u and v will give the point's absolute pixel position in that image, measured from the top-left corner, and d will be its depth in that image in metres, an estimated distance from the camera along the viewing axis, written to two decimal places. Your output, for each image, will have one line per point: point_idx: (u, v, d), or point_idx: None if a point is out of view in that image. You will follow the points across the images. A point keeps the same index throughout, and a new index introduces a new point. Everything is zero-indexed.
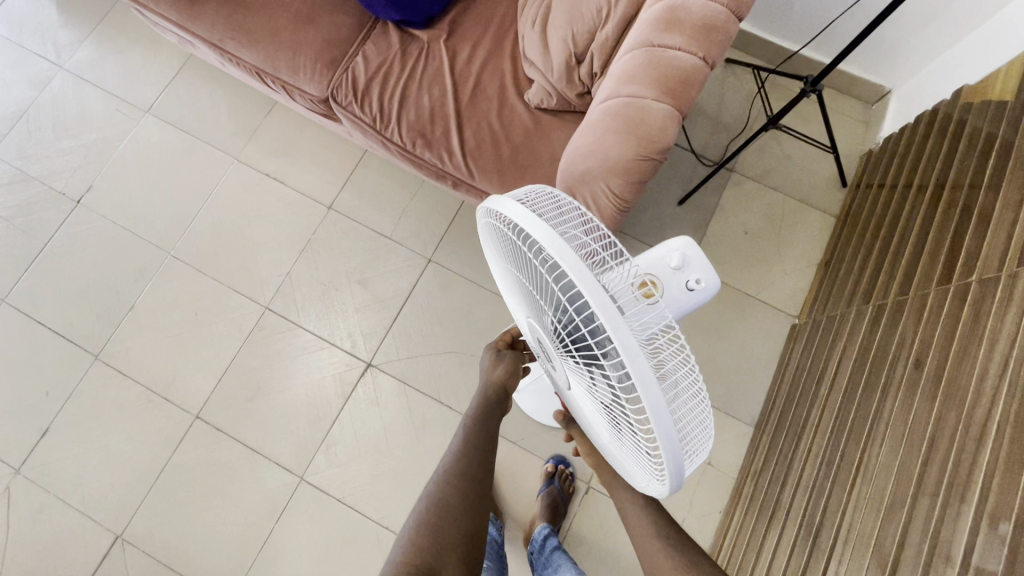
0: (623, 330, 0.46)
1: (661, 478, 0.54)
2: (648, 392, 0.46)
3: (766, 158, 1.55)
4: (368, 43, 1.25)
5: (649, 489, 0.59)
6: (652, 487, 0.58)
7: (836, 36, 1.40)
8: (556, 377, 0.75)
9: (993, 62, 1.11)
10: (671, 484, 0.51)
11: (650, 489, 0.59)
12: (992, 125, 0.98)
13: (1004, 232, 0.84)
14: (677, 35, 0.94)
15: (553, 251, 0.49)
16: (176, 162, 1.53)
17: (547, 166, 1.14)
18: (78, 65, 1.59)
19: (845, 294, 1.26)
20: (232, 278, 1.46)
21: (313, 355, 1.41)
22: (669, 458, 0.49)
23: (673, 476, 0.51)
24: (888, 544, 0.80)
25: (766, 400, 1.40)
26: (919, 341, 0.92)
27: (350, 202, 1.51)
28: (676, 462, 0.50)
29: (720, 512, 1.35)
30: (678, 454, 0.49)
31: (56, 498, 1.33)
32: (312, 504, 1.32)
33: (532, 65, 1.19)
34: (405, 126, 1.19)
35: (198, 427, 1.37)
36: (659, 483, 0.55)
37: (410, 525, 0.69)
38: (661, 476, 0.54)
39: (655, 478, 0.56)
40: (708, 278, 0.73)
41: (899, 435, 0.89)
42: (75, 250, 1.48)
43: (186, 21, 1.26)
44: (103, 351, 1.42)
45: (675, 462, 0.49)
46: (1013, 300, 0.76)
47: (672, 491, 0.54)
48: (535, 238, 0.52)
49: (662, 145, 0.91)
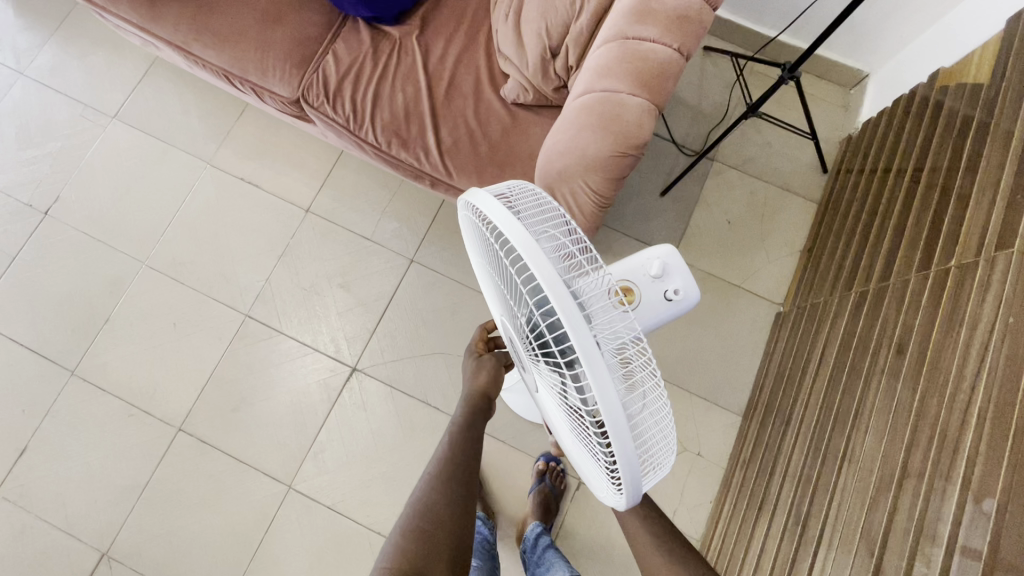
0: (586, 338, 0.45)
1: (619, 490, 0.54)
2: (607, 403, 0.45)
3: (747, 146, 1.54)
4: (338, 41, 1.22)
5: (607, 499, 0.58)
6: (611, 497, 0.57)
7: (812, 21, 1.40)
8: (529, 380, 0.75)
9: (969, 44, 1.10)
10: (628, 496, 0.51)
11: (609, 499, 0.58)
12: (968, 107, 0.98)
13: (982, 215, 0.84)
14: (651, 27, 0.93)
15: (526, 252, 0.48)
16: (147, 168, 1.49)
17: (525, 162, 1.12)
18: (40, 70, 1.54)
19: (828, 281, 1.26)
20: (209, 286, 1.43)
21: (297, 361, 1.39)
22: (624, 472, 0.48)
23: (630, 489, 0.50)
24: (876, 529, 0.80)
25: (754, 387, 1.40)
26: (902, 328, 0.93)
27: (328, 204, 1.48)
28: (633, 475, 0.49)
29: (710, 501, 1.36)
30: (634, 467, 0.48)
31: (38, 518, 1.30)
32: (301, 512, 1.31)
33: (508, 61, 1.17)
34: (380, 126, 1.16)
35: (182, 439, 1.35)
36: (617, 494, 0.55)
37: (397, 531, 0.67)
38: (619, 487, 0.54)
39: (612, 489, 0.56)
40: (686, 289, 0.76)
41: (884, 421, 0.89)
42: (47, 262, 1.44)
43: (148, 22, 1.22)
44: (80, 366, 1.38)
45: (631, 474, 0.49)
46: (992, 283, 0.76)
47: (630, 504, 0.53)
48: (511, 238, 0.51)
49: (639, 140, 0.90)
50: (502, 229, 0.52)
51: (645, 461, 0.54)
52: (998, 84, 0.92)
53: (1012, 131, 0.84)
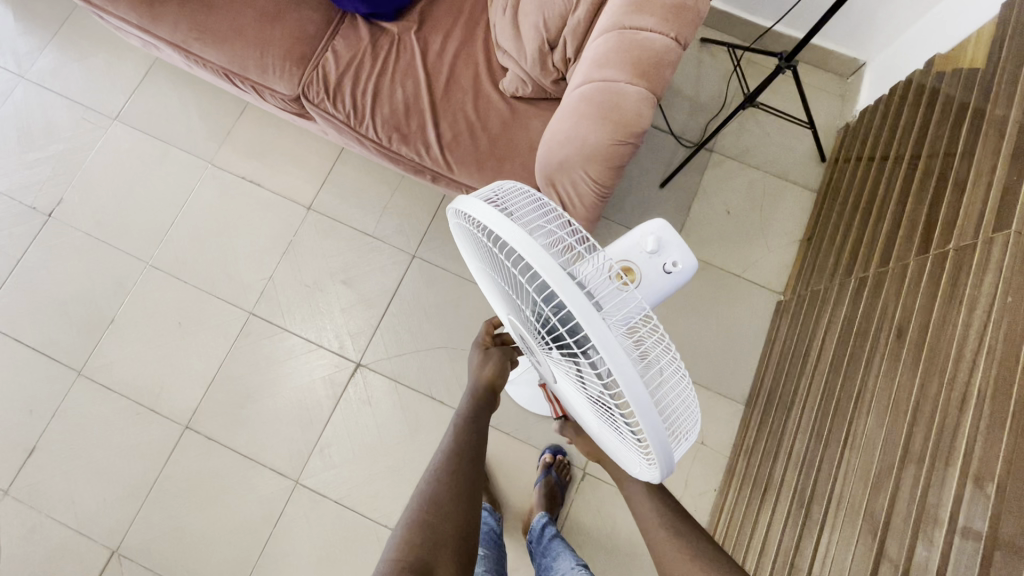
0: (598, 325, 0.45)
1: (651, 465, 0.55)
2: (629, 386, 0.46)
3: (746, 137, 1.55)
4: (337, 39, 1.23)
5: (640, 475, 0.59)
6: (644, 473, 0.58)
7: (808, 11, 1.41)
8: (543, 371, 0.75)
9: (963, 30, 1.11)
10: (662, 471, 0.52)
11: (642, 475, 0.59)
12: (964, 92, 0.98)
13: (979, 198, 0.85)
14: (648, 16, 0.94)
15: (524, 252, 0.49)
16: (149, 169, 1.50)
17: (526, 155, 1.13)
18: (40, 74, 1.55)
19: (828, 269, 1.27)
20: (213, 285, 1.44)
21: (302, 358, 1.40)
22: (656, 447, 0.49)
23: (663, 463, 0.51)
24: (878, 511, 0.81)
25: (756, 375, 1.41)
26: (901, 311, 0.93)
27: (330, 201, 1.49)
28: (666, 450, 0.50)
29: (714, 489, 1.37)
30: (665, 443, 0.49)
31: (48, 518, 1.31)
32: (309, 506, 1.32)
33: (506, 54, 1.18)
34: (381, 122, 1.17)
35: (189, 437, 1.36)
36: (650, 469, 0.55)
37: (403, 522, 0.68)
38: (651, 462, 0.54)
39: (644, 465, 0.56)
40: (684, 260, 0.78)
41: (885, 403, 0.90)
42: (51, 264, 1.45)
43: (148, 23, 1.23)
44: (86, 367, 1.39)
45: (663, 449, 0.50)
46: (990, 264, 0.77)
47: (664, 477, 0.54)
48: (504, 238, 0.51)
49: (638, 128, 0.90)
50: (495, 230, 0.52)
51: (674, 433, 0.55)
52: (993, 69, 0.92)
53: (1007, 116, 0.85)
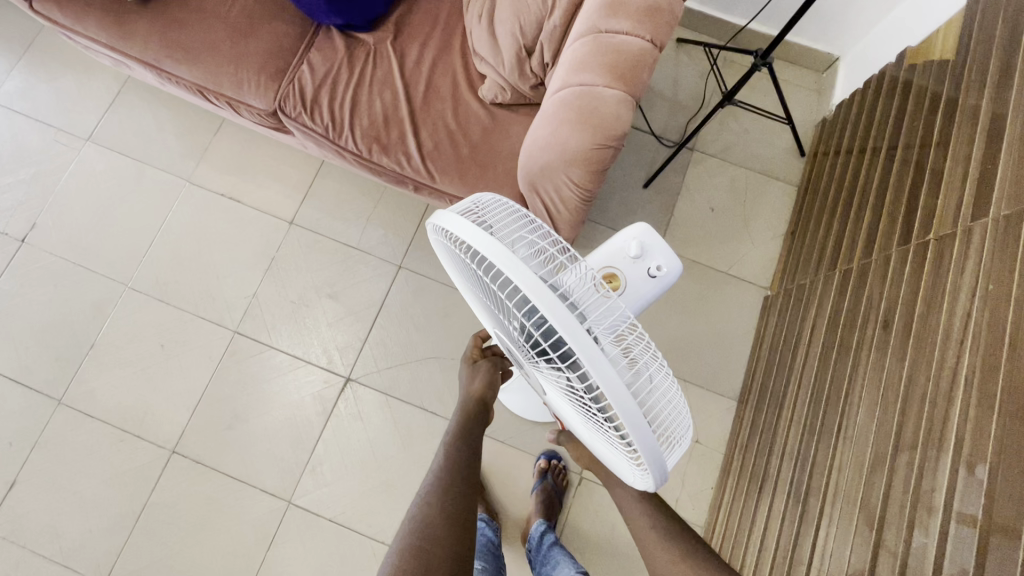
0: (583, 339, 0.45)
1: (643, 474, 0.54)
2: (618, 398, 0.45)
3: (726, 134, 1.56)
4: (312, 52, 1.21)
5: (634, 483, 0.59)
6: (637, 481, 0.57)
7: (781, 8, 1.42)
8: (533, 383, 0.75)
9: (931, 23, 1.13)
10: (655, 479, 0.51)
11: (637, 483, 0.58)
12: (937, 83, 0.99)
13: (956, 187, 0.86)
14: (622, 19, 0.94)
15: (505, 267, 0.48)
16: (124, 190, 1.47)
17: (508, 161, 1.12)
18: (9, 97, 1.51)
19: (812, 262, 1.28)
20: (196, 305, 1.41)
21: (289, 375, 1.38)
22: (647, 456, 0.49)
23: (656, 472, 0.51)
24: (874, 501, 0.81)
25: (747, 370, 1.42)
26: (886, 302, 0.94)
27: (313, 215, 1.47)
28: (658, 459, 0.49)
29: (711, 488, 1.37)
30: (657, 452, 0.49)
31: (31, 552, 1.28)
32: (302, 526, 1.29)
33: (483, 61, 1.17)
34: (359, 133, 1.15)
35: (176, 461, 1.33)
36: (644, 478, 0.55)
37: (395, 550, 0.67)
38: (644, 470, 0.54)
39: (638, 473, 0.56)
40: (668, 263, 0.78)
41: (875, 394, 0.90)
42: (26, 291, 1.41)
43: (117, 41, 1.21)
44: (67, 395, 1.36)
45: (655, 459, 0.49)
46: (971, 252, 0.77)
47: (658, 485, 0.53)
48: (483, 254, 0.50)
49: (617, 131, 0.90)
50: (474, 246, 0.51)
51: (665, 439, 0.55)
52: (963, 60, 0.93)
53: (979, 104, 0.86)
